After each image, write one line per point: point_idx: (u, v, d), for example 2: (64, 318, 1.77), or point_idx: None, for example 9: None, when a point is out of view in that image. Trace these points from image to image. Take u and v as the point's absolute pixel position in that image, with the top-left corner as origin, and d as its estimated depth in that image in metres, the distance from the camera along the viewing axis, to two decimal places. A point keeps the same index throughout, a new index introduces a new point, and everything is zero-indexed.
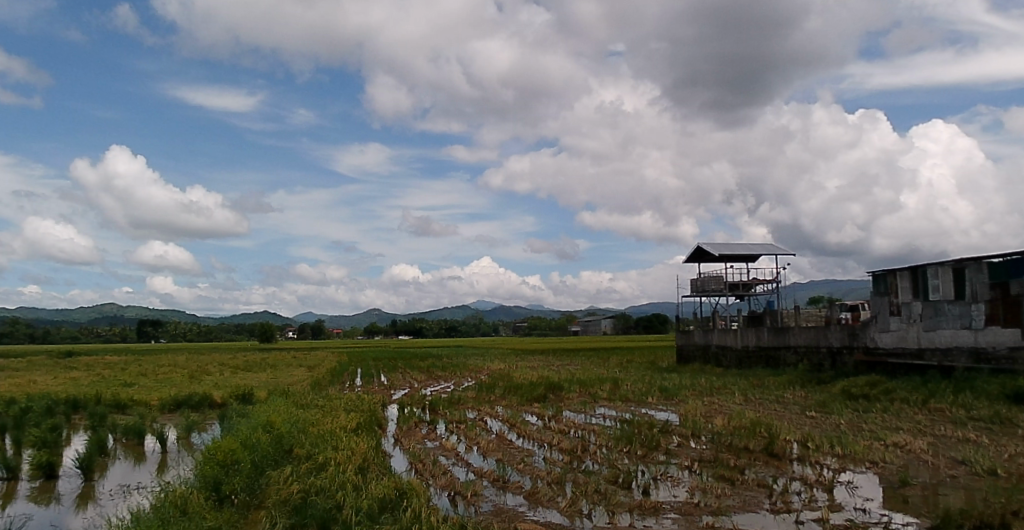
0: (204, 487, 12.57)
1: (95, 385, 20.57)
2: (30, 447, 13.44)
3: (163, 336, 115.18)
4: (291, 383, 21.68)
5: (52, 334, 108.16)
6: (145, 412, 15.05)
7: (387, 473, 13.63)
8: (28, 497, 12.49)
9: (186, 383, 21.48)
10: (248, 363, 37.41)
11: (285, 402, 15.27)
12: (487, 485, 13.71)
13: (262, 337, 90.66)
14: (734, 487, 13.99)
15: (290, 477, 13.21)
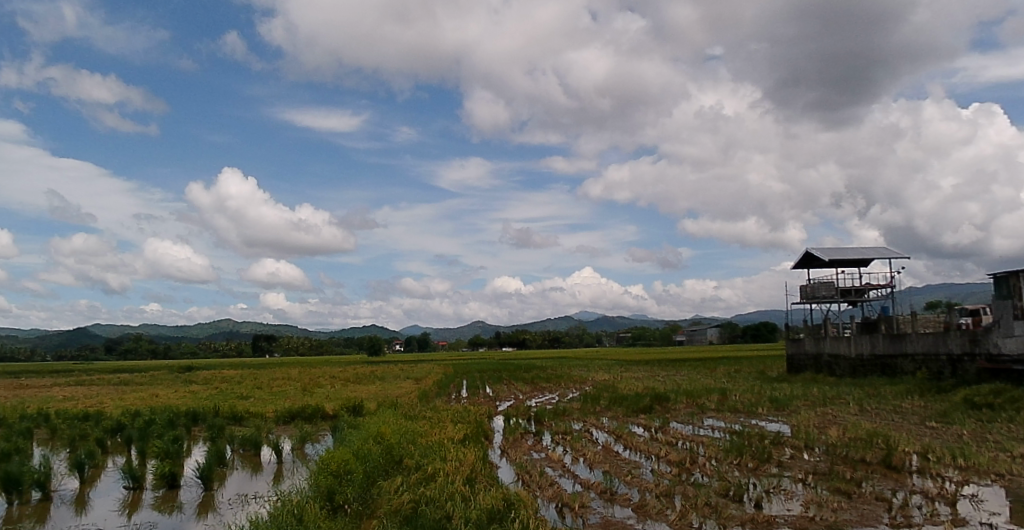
0: (318, 497, 12.88)
1: (213, 398, 21.45)
2: (155, 457, 14.02)
3: (277, 349, 120.24)
4: (398, 394, 22.06)
5: (176, 350, 114.66)
6: (263, 424, 15.55)
7: (494, 484, 13.65)
8: (153, 506, 13.02)
9: (298, 395, 22.15)
10: (358, 376, 38.50)
11: (394, 415, 15.55)
12: (595, 497, 13.57)
13: (371, 350, 93.31)
14: (850, 501, 13.35)
15: (400, 487, 13.40)
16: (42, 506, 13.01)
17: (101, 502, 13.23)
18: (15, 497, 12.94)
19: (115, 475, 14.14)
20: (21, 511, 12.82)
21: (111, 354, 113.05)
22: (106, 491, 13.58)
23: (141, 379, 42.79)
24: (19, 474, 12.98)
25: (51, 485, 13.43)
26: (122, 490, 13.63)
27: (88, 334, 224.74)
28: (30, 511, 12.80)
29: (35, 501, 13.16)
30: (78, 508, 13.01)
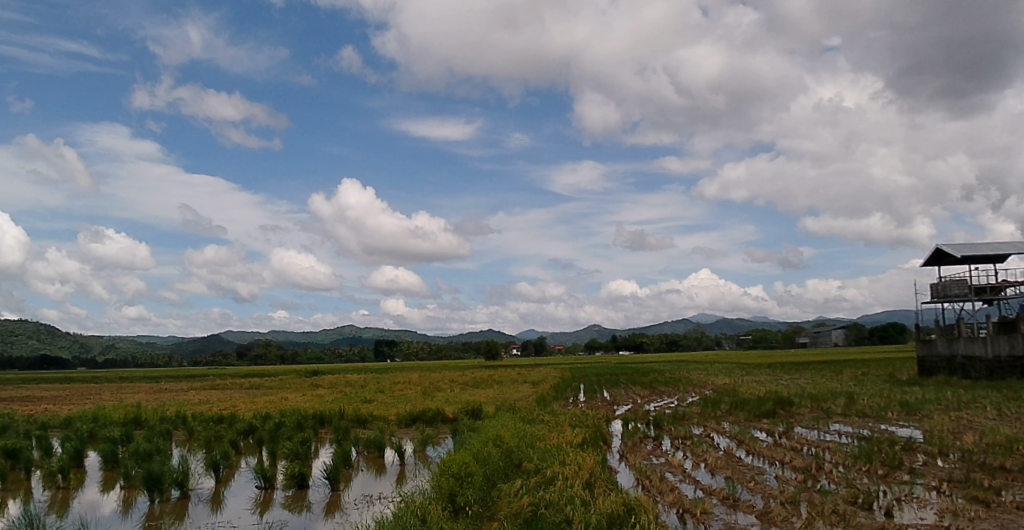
0: (440, 498, 13.08)
1: (340, 401, 22.70)
2: (285, 458, 14.59)
3: (399, 354, 124.96)
4: (515, 399, 22.49)
5: (302, 355, 121.20)
6: (386, 427, 16.01)
7: (614, 489, 13.59)
8: (283, 505, 13.51)
9: (418, 399, 23.16)
10: (477, 379, 39.70)
11: (513, 420, 15.88)
12: (716, 503, 13.35)
13: (489, 355, 95.37)
14: (989, 510, 12.55)
15: (521, 490, 13.50)
16: (181, 504, 13.66)
17: (235, 501, 13.80)
18: (157, 495, 13.60)
19: (248, 476, 14.85)
20: (161, 509, 13.52)
21: (242, 358, 120.79)
22: (239, 491, 14.16)
23: (277, 383, 45.34)
24: (160, 473, 13.62)
25: (190, 484, 14.11)
26: (256, 489, 14.22)
27: (221, 339, 238.94)
28: (170, 509, 13.47)
29: (174, 499, 13.81)
30: (215, 505, 13.60)
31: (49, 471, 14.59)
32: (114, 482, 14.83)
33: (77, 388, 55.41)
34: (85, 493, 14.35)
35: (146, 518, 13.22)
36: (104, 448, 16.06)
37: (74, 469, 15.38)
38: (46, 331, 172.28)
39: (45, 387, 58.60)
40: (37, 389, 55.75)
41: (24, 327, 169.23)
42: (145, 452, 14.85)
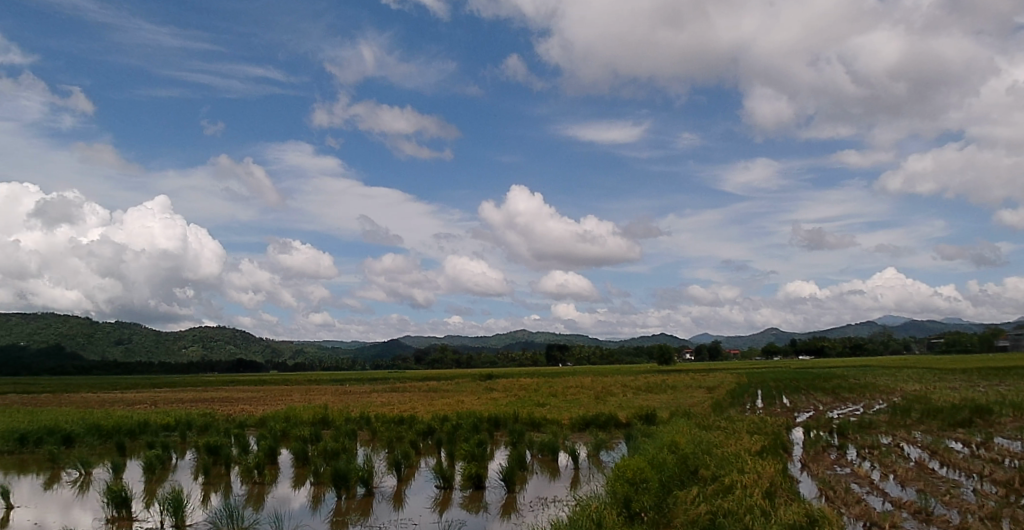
0: (616, 503, 13.01)
1: (519, 402, 29.41)
2: (462, 459, 15.35)
3: (570, 359, 128.48)
4: (690, 403, 27.36)
5: (475, 359, 127.63)
6: (557, 430, 19.44)
7: (795, 500, 13.13)
8: (461, 505, 13.89)
9: (589, 403, 29.54)
10: (651, 386, 41.32)
11: (688, 433, 16.15)
12: (907, 516, 12.52)
13: (661, 360, 95.70)
14: None
15: (697, 498, 13.21)
16: (366, 501, 14.33)
17: (415, 500, 14.33)
18: (343, 492, 14.33)
19: (428, 477, 15.72)
20: (348, 504, 14.22)
21: (419, 362, 129.79)
22: (418, 490, 14.80)
23: (455, 392, 49.00)
24: (347, 472, 14.35)
25: (374, 481, 14.87)
26: (436, 488, 14.89)
27: (397, 344, 255.05)
28: (355, 505, 14.16)
29: (360, 496, 14.49)
30: (398, 503, 14.21)
31: (247, 466, 16.17)
32: (306, 479, 16.17)
33: (278, 391, 63.15)
34: (279, 489, 15.65)
35: (334, 512, 13.93)
36: (295, 448, 17.83)
37: (267, 467, 16.87)
38: (241, 337, 192.05)
39: (251, 389, 66.98)
40: (251, 391, 64.03)
41: (222, 333, 190.09)
42: (332, 450, 16.17)
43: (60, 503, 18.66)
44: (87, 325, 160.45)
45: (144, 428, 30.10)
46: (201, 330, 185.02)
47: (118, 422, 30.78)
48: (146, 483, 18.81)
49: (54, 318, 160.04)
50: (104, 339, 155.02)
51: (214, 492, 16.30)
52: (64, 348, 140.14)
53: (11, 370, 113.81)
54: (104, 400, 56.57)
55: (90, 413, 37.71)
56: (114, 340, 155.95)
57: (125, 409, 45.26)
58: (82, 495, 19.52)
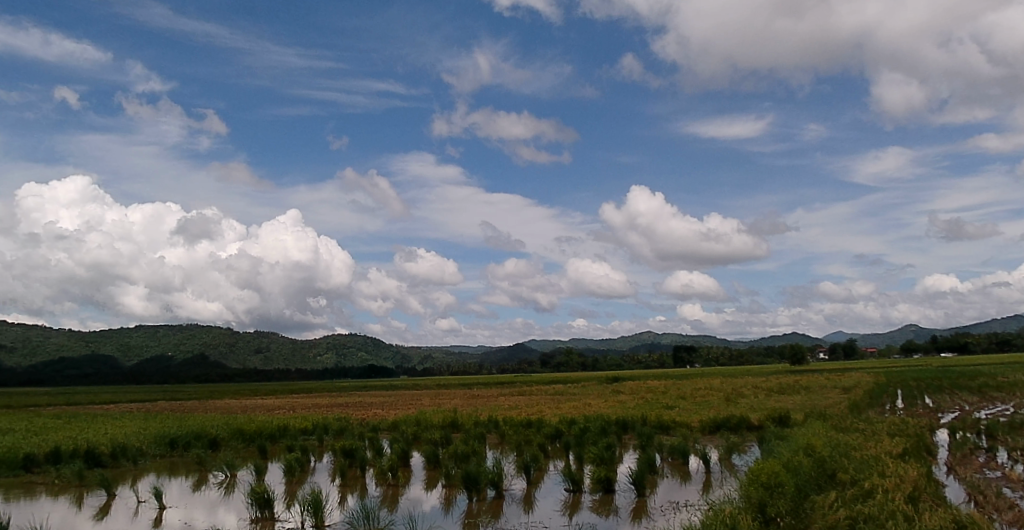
0: (749, 507, 12.73)
1: (651, 407, 34.97)
2: (592, 461, 19.25)
3: (698, 360, 126.91)
4: (826, 404, 28.04)
5: (602, 362, 133.72)
6: (691, 433, 25.04)
7: (941, 505, 12.41)
8: (591, 509, 15.61)
9: (722, 405, 33.60)
10: (781, 386, 40.65)
11: (822, 437, 15.68)
12: None
13: (793, 360, 92.84)
14: None
15: (836, 502, 12.66)
16: (495, 502, 15.98)
17: (544, 505, 15.83)
18: (474, 494, 16.09)
19: (554, 480, 19.27)
20: (479, 506, 15.91)
21: (545, 367, 132.52)
22: (548, 494, 17.19)
23: (580, 400, 49.12)
24: (476, 476, 16.08)
25: (502, 485, 16.64)
26: (566, 492, 17.32)
27: (519, 348, 259.62)
28: (485, 506, 15.84)
29: (490, 498, 16.18)
30: (527, 506, 15.84)
31: (381, 469, 19.51)
32: (436, 481, 19.55)
33: (408, 397, 65.84)
34: (413, 490, 18.47)
35: (465, 515, 15.15)
36: (424, 452, 22.20)
37: (399, 469, 20.61)
38: (372, 344, 200.68)
39: (384, 395, 70.62)
40: (383, 396, 66.79)
41: (354, 339, 199.28)
42: (462, 454, 20.51)
43: (207, 503, 20.11)
44: (228, 334, 172.32)
45: (287, 431, 34.04)
46: (333, 338, 194.48)
47: (257, 427, 33.73)
48: (288, 484, 21.21)
49: (198, 328, 172.89)
50: (245, 347, 165.94)
51: (351, 491, 18.85)
52: (208, 357, 150.87)
53: (162, 378, 123.88)
54: (247, 405, 60.72)
55: (236, 418, 40.76)
56: (253, 349, 166.29)
57: (267, 413, 48.58)
58: (226, 496, 21.09)
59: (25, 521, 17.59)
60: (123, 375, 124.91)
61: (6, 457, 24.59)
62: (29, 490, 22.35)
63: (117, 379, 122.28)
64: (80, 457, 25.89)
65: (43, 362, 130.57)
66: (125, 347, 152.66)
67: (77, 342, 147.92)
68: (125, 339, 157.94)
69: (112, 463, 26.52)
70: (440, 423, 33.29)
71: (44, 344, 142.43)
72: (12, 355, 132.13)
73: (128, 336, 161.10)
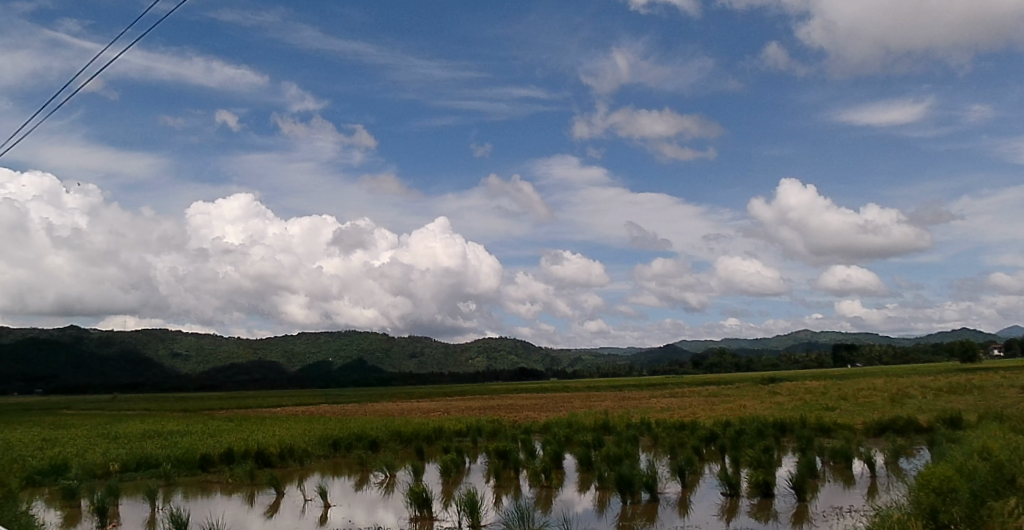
0: (921, 514, 12.10)
1: (808, 409, 33.56)
2: (750, 465, 18.97)
3: (859, 359, 119.08)
4: (1004, 404, 25.84)
5: (757, 361, 128.55)
6: (854, 436, 23.90)
7: None
8: (751, 514, 15.63)
9: (885, 406, 31.73)
10: (952, 385, 37.57)
11: (1001, 439, 14.57)
12: None
13: (965, 358, 85.16)
14: None
15: (1019, 509, 11.75)
16: (648, 506, 16.53)
17: (700, 511, 15.93)
18: (629, 496, 16.82)
19: (710, 483, 19.29)
20: (634, 508, 16.56)
21: (696, 370, 129.80)
22: (703, 498, 17.29)
23: (733, 401, 47.77)
24: (630, 478, 16.87)
25: (656, 488, 17.26)
26: (722, 496, 17.35)
27: (668, 350, 254.84)
28: (638, 508, 16.49)
29: (642, 501, 16.83)
30: (681, 510, 16.22)
31: (535, 471, 20.61)
32: (589, 484, 20.37)
33: (559, 399, 66.68)
34: (565, 493, 19.35)
35: (619, 518, 15.71)
36: (577, 454, 23.03)
37: (552, 471, 21.64)
38: (522, 348, 204.42)
39: (530, 397, 72.10)
40: (533, 399, 68.08)
41: (505, 343, 203.96)
42: (616, 456, 21.06)
43: (367, 502, 21.78)
44: (384, 340, 182.16)
45: (444, 433, 35.98)
46: (483, 341, 200.14)
47: (413, 429, 35.84)
48: (444, 484, 22.55)
49: (356, 334, 184.10)
50: (401, 352, 174.69)
51: (505, 493, 20.02)
52: (368, 362, 160.51)
53: (327, 382, 133.10)
54: (402, 408, 64.05)
55: (394, 420, 43.55)
56: (408, 354, 174.61)
57: (422, 416, 51.11)
58: (387, 495, 22.72)
59: (208, 516, 19.80)
60: (287, 380, 135.38)
61: (186, 458, 27.61)
62: (208, 488, 24.99)
63: (285, 384, 132.81)
64: (251, 457, 28.66)
65: (216, 369, 144.56)
66: (291, 354, 165.36)
67: (249, 350, 161.96)
68: (291, 347, 171.04)
69: (280, 463, 29.12)
70: (591, 426, 33.74)
71: (220, 352, 157.04)
72: (190, 362, 147.06)
73: (294, 344, 174.24)
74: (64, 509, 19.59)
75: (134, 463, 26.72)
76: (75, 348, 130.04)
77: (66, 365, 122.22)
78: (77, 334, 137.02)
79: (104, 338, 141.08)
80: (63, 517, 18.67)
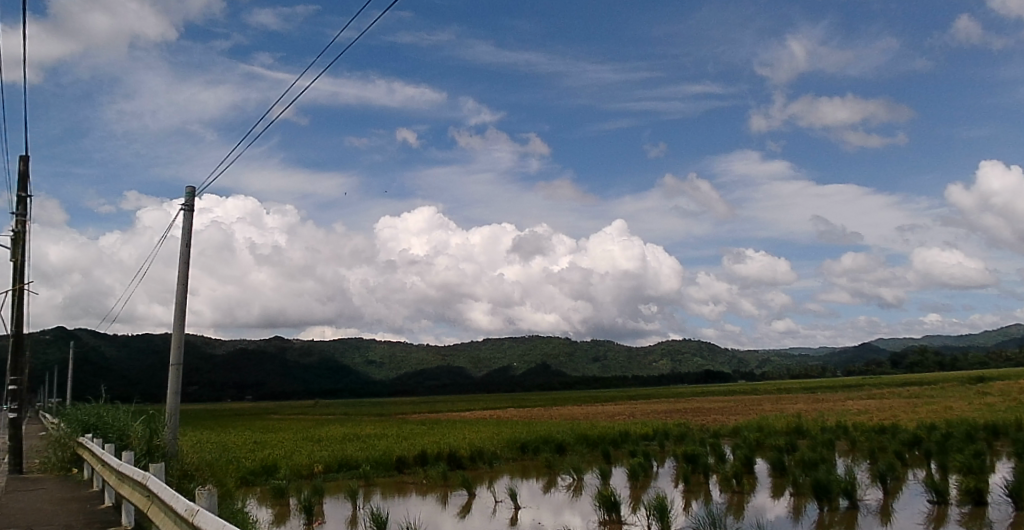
0: None
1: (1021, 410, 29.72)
2: (959, 471, 17.03)
3: None
4: None
5: (966, 359, 115.07)
6: None
7: None
8: (961, 522, 14.19)
9: None
10: None
11: None
12: None
13: None
14: None
15: None
16: (848, 513, 15.53)
17: (905, 520, 14.65)
18: (826, 503, 15.73)
19: (915, 491, 17.57)
20: (831, 515, 15.47)
21: (894, 370, 119.21)
22: (907, 506, 15.93)
23: (938, 402, 43.20)
24: (827, 484, 15.79)
25: (856, 495, 16.07)
26: (929, 504, 15.84)
27: (867, 349, 235.79)
28: (837, 516, 15.38)
29: (841, 507, 15.73)
30: (884, 518, 14.91)
31: (726, 476, 19.90)
32: (783, 491, 19.31)
33: (746, 402, 63.62)
34: (758, 500, 18.45)
35: (816, 524, 14.80)
36: (770, 460, 21.95)
37: (744, 476, 20.78)
38: (705, 350, 197.60)
39: (717, 400, 70.11)
40: (721, 402, 65.49)
41: (688, 345, 198.28)
42: (810, 461, 19.73)
43: (555, 504, 22.00)
44: (567, 344, 184.44)
45: (628, 436, 35.61)
46: (665, 343, 196.34)
47: (600, 433, 35.77)
48: (632, 488, 22.26)
49: (539, 339, 187.61)
50: (583, 356, 175.54)
51: (695, 497, 19.43)
52: (551, 367, 163.24)
53: (512, 387, 137.38)
54: (589, 411, 64.04)
55: (578, 424, 43.75)
56: (591, 358, 174.92)
57: (608, 419, 51.53)
58: (574, 498, 22.82)
59: (405, 515, 20.88)
60: (475, 385, 141.28)
61: (383, 461, 29.42)
62: (404, 487, 26.60)
63: (472, 388, 138.64)
64: (444, 459, 29.94)
65: (407, 374, 153.72)
66: (478, 359, 171.86)
67: (436, 356, 170.33)
68: (477, 353, 177.76)
69: (471, 465, 30.19)
70: (784, 430, 31.80)
71: (410, 358, 166.62)
72: (383, 368, 157.58)
73: (479, 349, 181.18)
74: (275, 507, 21.52)
75: (337, 465, 28.92)
76: (281, 358, 143.62)
77: (275, 373, 135.86)
78: (283, 344, 151.16)
79: (306, 348, 154.81)
80: (274, 515, 20.39)
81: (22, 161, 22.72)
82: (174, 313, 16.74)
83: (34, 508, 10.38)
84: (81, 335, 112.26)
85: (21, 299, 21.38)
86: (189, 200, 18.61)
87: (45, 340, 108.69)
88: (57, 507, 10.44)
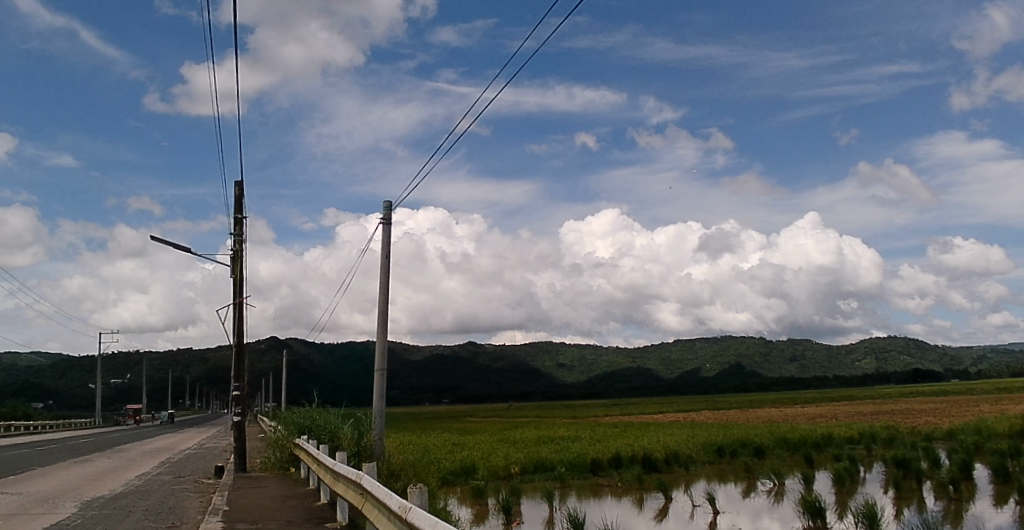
0: None
1: None
2: None
3: None
4: None
5: None
6: None
7: None
8: None
9: None
10: None
11: None
12: None
13: None
14: None
15: None
16: None
17: None
18: None
19: None
20: None
21: None
22: None
23: None
24: None
25: None
26: None
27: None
28: None
29: None
30: None
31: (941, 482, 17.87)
32: (1009, 499, 16.98)
33: (967, 402, 56.80)
34: (979, 508, 16.21)
35: None
36: (994, 465, 19.36)
37: (963, 483, 18.50)
38: (914, 346, 178.99)
39: (931, 400, 63.39)
40: (936, 403, 58.96)
41: (893, 343, 180.86)
42: None
43: (753, 509, 20.81)
44: (761, 343, 175.26)
45: (832, 439, 32.95)
46: (870, 341, 180.43)
47: (801, 436, 33.49)
48: (837, 493, 20.53)
49: (731, 339, 179.94)
50: (779, 356, 165.79)
51: (906, 504, 17.50)
52: (744, 367, 156.06)
53: (702, 388, 133.29)
54: (785, 414, 60.48)
55: (774, 427, 41.46)
56: (788, 357, 164.88)
57: (807, 421, 48.30)
58: (775, 503, 21.40)
59: (599, 517, 20.87)
60: (664, 387, 138.75)
61: (578, 462, 29.50)
62: (599, 489, 26.50)
63: (662, 390, 136.24)
64: (638, 462, 29.47)
65: (597, 377, 154.16)
66: (668, 361, 168.31)
67: (625, 359, 169.15)
68: (666, 354, 174.21)
69: (666, 468, 29.47)
70: (1009, 432, 28.02)
71: (599, 360, 166.94)
72: (573, 371, 159.26)
73: (669, 350, 177.21)
74: (475, 506, 22.33)
75: (533, 466, 29.48)
76: (474, 362, 149.70)
77: (468, 376, 142.48)
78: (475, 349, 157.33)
79: (498, 352, 160.10)
80: (474, 514, 21.20)
81: (237, 187, 25.73)
82: (376, 320, 17.97)
83: (261, 503, 11.50)
84: (293, 344, 125.91)
85: (240, 311, 24.12)
86: (387, 214, 19.86)
87: (263, 348, 124.55)
88: (281, 502, 11.56)
